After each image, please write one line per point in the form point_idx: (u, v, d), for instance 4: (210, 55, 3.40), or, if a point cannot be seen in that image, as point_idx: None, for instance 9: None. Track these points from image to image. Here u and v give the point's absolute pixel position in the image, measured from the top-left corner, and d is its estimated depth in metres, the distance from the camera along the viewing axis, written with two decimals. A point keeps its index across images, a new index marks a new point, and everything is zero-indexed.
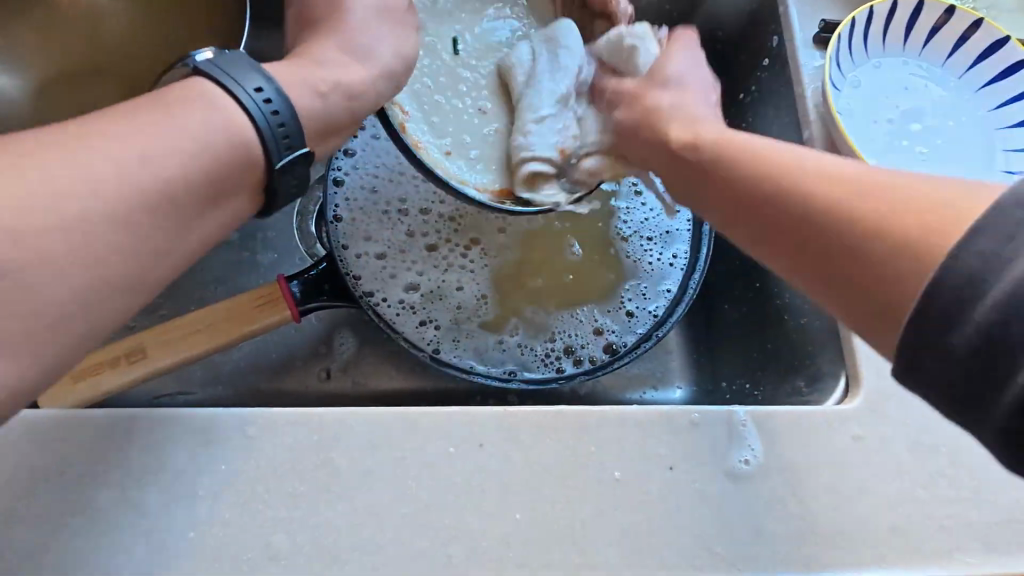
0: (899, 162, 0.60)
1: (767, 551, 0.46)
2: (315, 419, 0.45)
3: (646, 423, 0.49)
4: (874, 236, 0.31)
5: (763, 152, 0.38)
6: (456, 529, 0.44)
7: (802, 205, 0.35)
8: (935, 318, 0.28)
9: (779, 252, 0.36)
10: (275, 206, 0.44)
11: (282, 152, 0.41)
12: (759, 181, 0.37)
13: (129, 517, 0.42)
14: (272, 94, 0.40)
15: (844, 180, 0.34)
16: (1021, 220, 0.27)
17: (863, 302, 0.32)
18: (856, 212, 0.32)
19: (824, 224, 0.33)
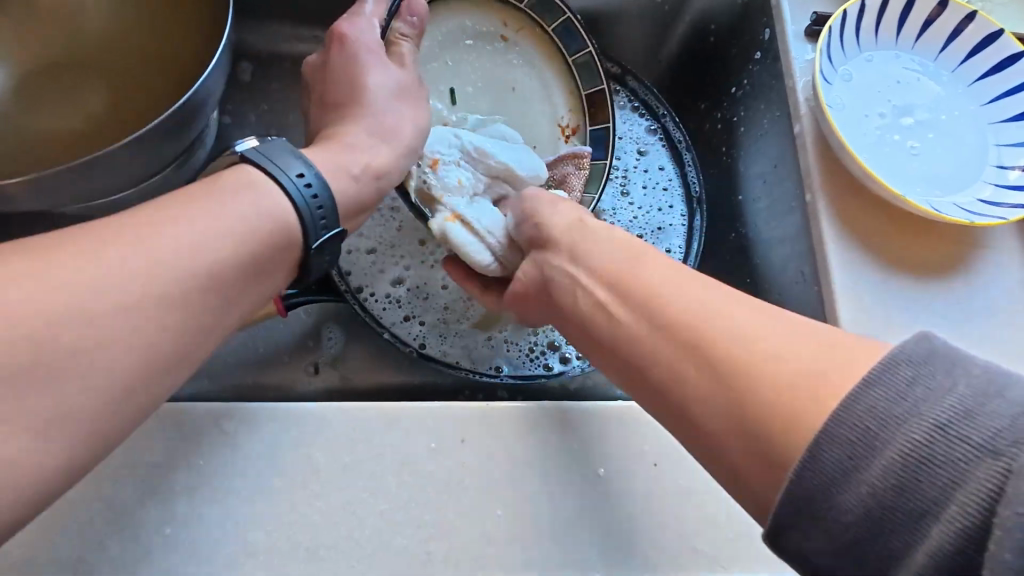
0: (890, 157, 0.60)
1: (751, 548, 0.46)
2: (295, 414, 0.45)
3: (631, 419, 0.48)
4: (758, 399, 0.33)
5: (649, 297, 0.40)
6: (437, 526, 0.43)
7: (699, 354, 0.36)
8: (820, 500, 0.30)
9: (674, 399, 0.37)
10: (307, 279, 0.46)
11: (319, 230, 0.43)
12: (658, 319, 0.38)
13: (103, 513, 0.41)
14: (314, 182, 0.43)
15: (726, 341, 0.35)
16: (889, 402, 0.29)
17: (744, 459, 0.34)
18: (742, 375, 0.34)
19: (721, 378, 0.35)
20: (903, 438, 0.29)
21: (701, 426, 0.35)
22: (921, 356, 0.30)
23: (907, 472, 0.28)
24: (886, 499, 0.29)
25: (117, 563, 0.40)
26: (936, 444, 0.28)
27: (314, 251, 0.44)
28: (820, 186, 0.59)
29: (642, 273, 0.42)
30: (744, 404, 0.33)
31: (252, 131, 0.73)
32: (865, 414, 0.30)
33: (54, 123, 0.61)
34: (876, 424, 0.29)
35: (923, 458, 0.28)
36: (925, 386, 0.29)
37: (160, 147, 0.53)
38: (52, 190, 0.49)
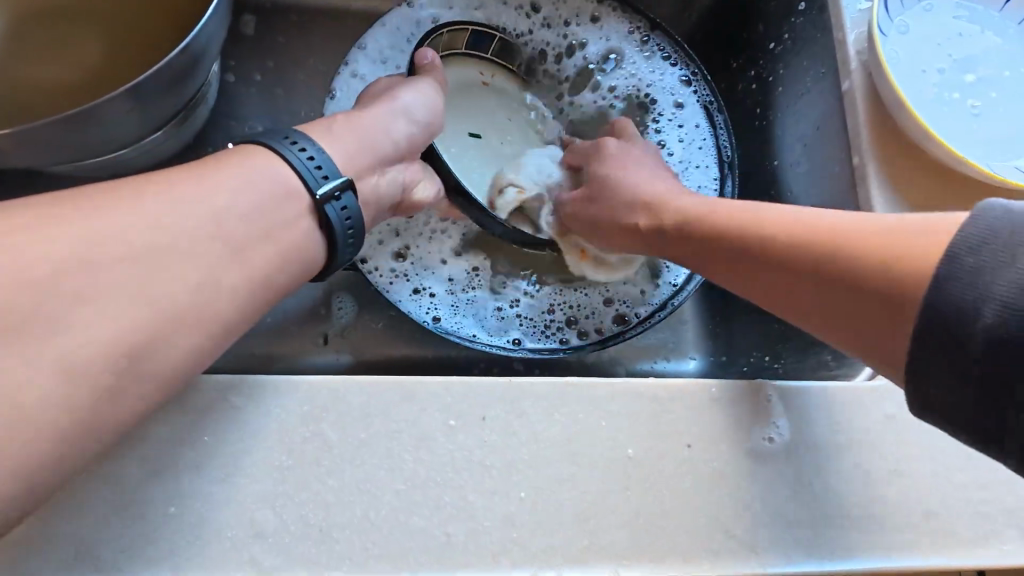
0: (947, 117, 0.55)
1: (789, 535, 0.43)
2: (304, 386, 0.42)
3: (660, 397, 0.45)
4: (850, 270, 0.36)
5: (739, 217, 0.44)
6: (456, 507, 0.41)
7: (809, 256, 0.38)
8: (953, 355, 0.31)
9: (800, 300, 0.39)
10: (337, 256, 0.45)
11: (320, 182, 0.43)
12: (759, 234, 0.42)
13: (105, 490, 0.39)
14: (310, 148, 0.43)
15: (812, 226, 0.39)
16: (980, 263, 0.31)
17: (861, 329, 0.36)
18: (828, 252, 0.37)
19: (809, 262, 0.38)
20: (985, 317, 0.30)
21: (814, 318, 0.39)
22: (992, 231, 0.31)
23: (1002, 347, 0.30)
24: (990, 367, 0.30)
25: (118, 543, 0.38)
26: (1019, 319, 0.29)
27: (320, 199, 0.42)
28: (869, 148, 0.55)
29: (729, 209, 0.45)
30: (859, 281, 0.36)
31: (256, 89, 0.68)
32: (952, 305, 0.31)
33: (43, 76, 0.57)
34: (964, 313, 0.31)
35: (1016, 331, 0.29)
36: (992, 268, 0.30)
37: (156, 100, 0.49)
38: (42, 145, 0.45)
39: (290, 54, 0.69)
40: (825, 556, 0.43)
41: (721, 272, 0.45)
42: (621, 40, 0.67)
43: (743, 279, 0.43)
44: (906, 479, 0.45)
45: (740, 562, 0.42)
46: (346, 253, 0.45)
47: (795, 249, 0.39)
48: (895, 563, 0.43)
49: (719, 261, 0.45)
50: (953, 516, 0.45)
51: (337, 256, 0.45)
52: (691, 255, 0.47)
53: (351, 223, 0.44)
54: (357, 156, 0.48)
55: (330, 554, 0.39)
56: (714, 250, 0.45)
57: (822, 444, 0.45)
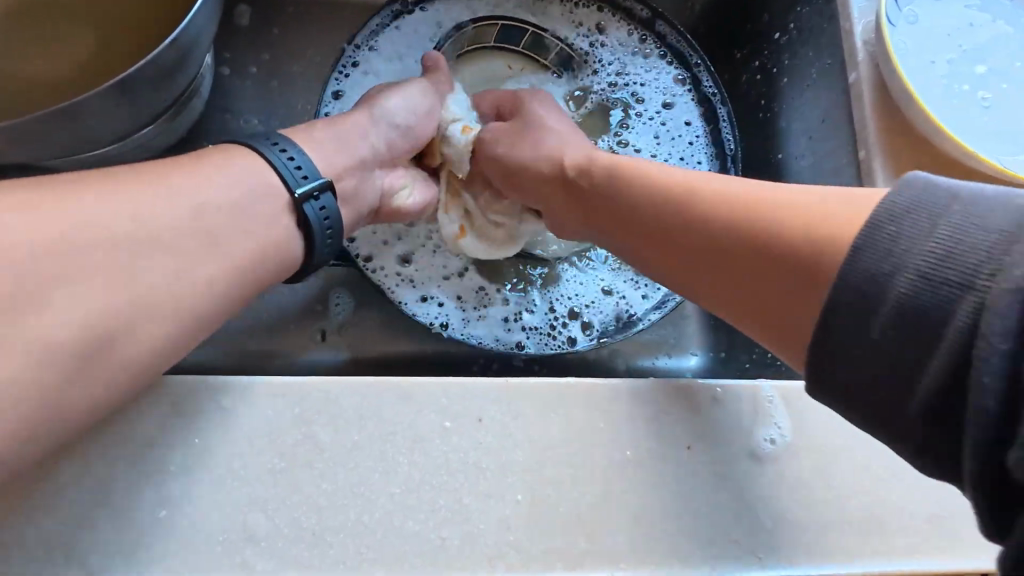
0: (957, 110, 0.53)
1: (789, 539, 0.42)
2: (297, 387, 0.41)
3: (661, 397, 0.44)
4: (761, 248, 0.36)
5: (660, 185, 0.43)
6: (452, 511, 0.40)
7: (735, 227, 0.37)
8: (844, 329, 0.30)
9: (717, 269, 0.39)
10: (314, 257, 0.45)
11: (299, 182, 0.43)
12: (678, 203, 0.41)
13: (96, 491, 0.38)
14: (293, 151, 0.44)
15: (733, 199, 0.39)
16: (891, 237, 0.30)
17: (763, 309, 0.37)
18: (746, 228, 0.37)
19: (723, 236, 0.38)
20: (897, 289, 0.29)
21: (722, 293, 0.39)
22: (912, 204, 0.30)
23: (903, 321, 0.29)
24: (888, 343, 0.29)
25: (109, 546, 0.37)
26: (926, 293, 0.28)
27: (298, 198, 0.42)
28: (876, 141, 0.53)
29: (659, 172, 0.44)
30: (771, 258, 0.36)
31: (253, 82, 0.67)
32: (859, 274, 0.30)
33: (36, 68, 0.56)
34: (875, 281, 0.30)
35: (921, 308, 0.28)
36: (908, 240, 0.29)
37: (146, 94, 0.48)
38: (31, 140, 0.45)
39: (287, 46, 0.68)
40: (826, 559, 0.42)
41: (645, 242, 0.44)
42: (621, 43, 0.65)
43: (665, 245, 0.42)
44: (910, 482, 0.44)
45: (739, 565, 0.41)
46: (325, 253, 0.45)
47: (721, 218, 0.38)
48: (898, 567, 0.42)
49: (645, 229, 0.44)
50: (958, 519, 0.44)
51: (315, 257, 0.45)
52: (619, 222, 0.46)
53: (330, 225, 0.44)
54: (342, 158, 0.49)
55: (323, 559, 0.38)
56: (641, 219, 0.44)
57: (826, 446, 0.45)
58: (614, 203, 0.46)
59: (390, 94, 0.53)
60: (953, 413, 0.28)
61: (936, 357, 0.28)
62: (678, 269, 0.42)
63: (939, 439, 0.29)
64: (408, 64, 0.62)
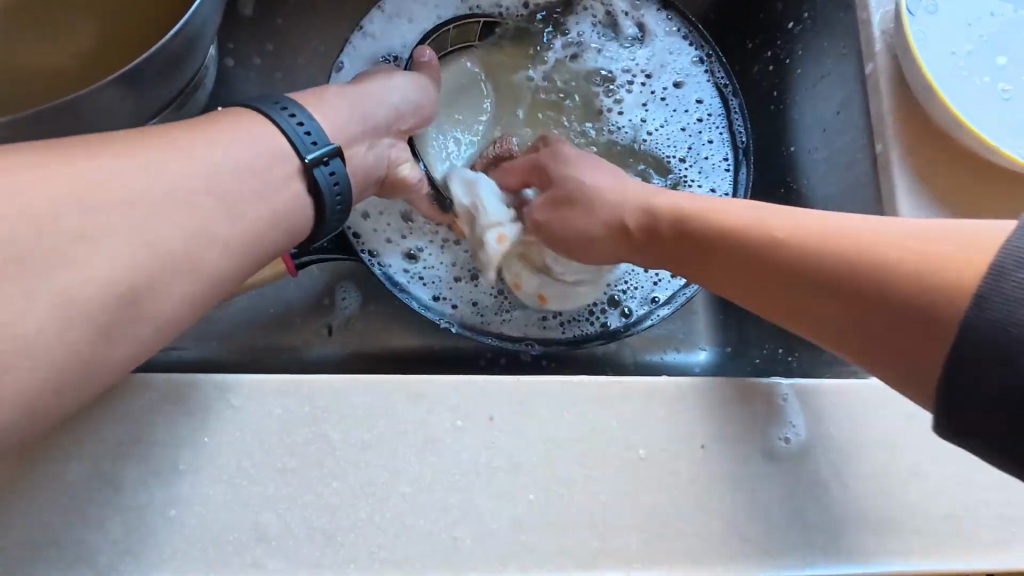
0: (976, 102, 0.52)
1: (805, 538, 0.42)
2: (306, 385, 0.41)
3: (674, 396, 0.44)
4: (891, 295, 0.34)
5: (754, 231, 0.40)
6: (464, 510, 0.40)
7: (838, 271, 0.36)
8: (990, 378, 0.30)
9: (818, 313, 0.37)
10: (325, 223, 0.45)
11: (309, 147, 0.42)
12: (783, 250, 0.39)
13: (104, 491, 0.38)
14: (300, 114, 0.43)
15: (844, 243, 0.36)
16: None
17: (897, 360, 0.34)
18: (870, 275, 0.35)
19: (844, 285, 0.36)
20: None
21: (845, 344, 0.37)
22: None
23: None
24: None
25: (119, 546, 0.37)
26: None
27: (309, 164, 0.42)
28: (893, 133, 0.52)
29: (738, 214, 0.42)
30: (901, 305, 0.33)
31: (257, 74, 0.66)
32: (985, 322, 0.30)
33: (35, 59, 0.55)
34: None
35: None
36: None
37: (149, 87, 0.47)
38: (34, 134, 0.44)
39: (291, 37, 0.67)
40: (842, 559, 0.42)
41: (733, 284, 0.42)
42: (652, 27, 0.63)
43: (754, 286, 0.41)
44: (927, 482, 0.44)
45: (754, 565, 0.41)
46: (335, 219, 0.46)
47: (820, 260, 0.37)
48: (915, 567, 0.42)
49: (748, 279, 0.41)
50: (975, 520, 0.43)
51: (325, 224, 0.45)
52: (700, 266, 0.44)
53: (339, 189, 0.44)
54: (349, 128, 0.48)
55: (335, 558, 0.38)
56: (727, 259, 0.42)
57: (841, 444, 0.44)
58: (700, 248, 0.44)
59: (392, 76, 0.53)
60: None
61: None
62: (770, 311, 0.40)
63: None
64: (417, 26, 0.62)
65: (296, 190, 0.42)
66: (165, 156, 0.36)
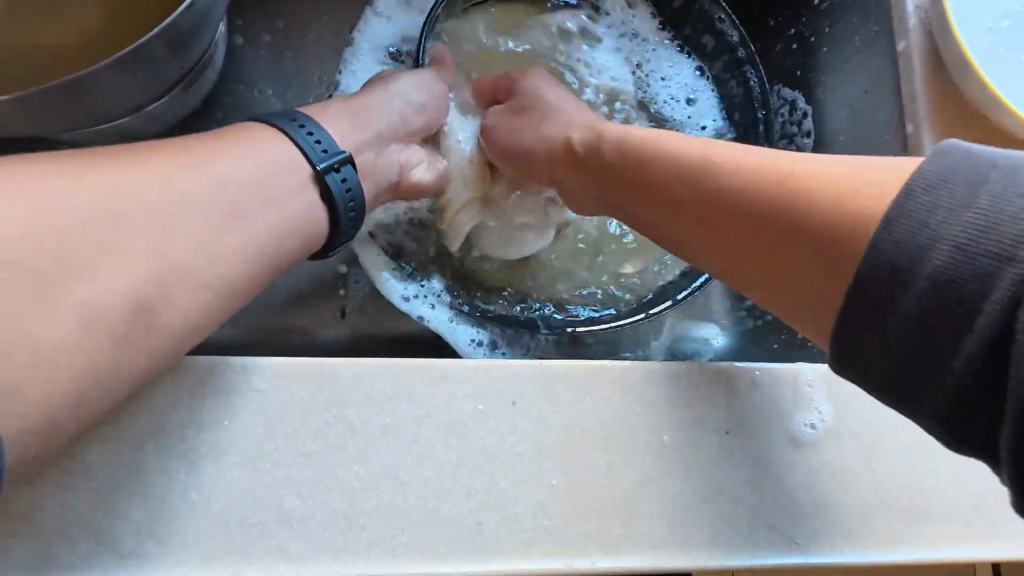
0: (1008, 80, 0.51)
1: (830, 525, 0.41)
2: (326, 369, 0.40)
3: (698, 382, 0.43)
4: (793, 221, 0.34)
5: (683, 158, 0.41)
6: (486, 494, 0.39)
7: (761, 201, 0.36)
8: (886, 302, 0.30)
9: (739, 247, 0.37)
10: (338, 235, 0.45)
11: (320, 156, 0.43)
12: (700, 178, 0.39)
13: (127, 475, 0.38)
14: (314, 127, 0.44)
15: (756, 170, 0.37)
16: (930, 209, 0.29)
17: (798, 290, 0.35)
18: (776, 201, 0.35)
19: (755, 210, 0.36)
20: (932, 260, 0.29)
21: (752, 271, 0.37)
22: (947, 174, 0.30)
23: (939, 293, 0.29)
24: (928, 316, 0.29)
25: (142, 529, 0.37)
26: (961, 270, 0.28)
27: (320, 171, 0.42)
28: (926, 114, 0.52)
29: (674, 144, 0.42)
30: (801, 232, 0.34)
31: (267, 53, 0.64)
32: (888, 244, 0.30)
33: (42, 36, 0.54)
34: (905, 247, 0.29)
35: (956, 285, 0.28)
36: (946, 208, 0.29)
37: (160, 64, 0.46)
38: (44, 113, 0.43)
39: (301, 12, 0.65)
40: (868, 546, 0.41)
41: (658, 218, 0.42)
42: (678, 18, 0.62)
43: (741, 236, 0.37)
44: (953, 469, 0.43)
45: (779, 552, 0.41)
46: (349, 231, 0.45)
47: (746, 194, 0.36)
48: (940, 554, 0.41)
49: (667, 207, 0.41)
50: (1004, 507, 0.43)
51: (340, 231, 0.44)
52: (630, 199, 0.44)
53: (353, 198, 0.44)
54: (355, 134, 0.48)
55: (358, 542, 0.38)
56: (657, 191, 0.42)
57: (866, 432, 0.43)
58: (634, 181, 0.44)
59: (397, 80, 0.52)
60: (991, 382, 0.28)
61: (971, 325, 0.28)
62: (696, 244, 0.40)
63: (972, 414, 0.29)
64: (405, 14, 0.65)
65: (311, 196, 0.42)
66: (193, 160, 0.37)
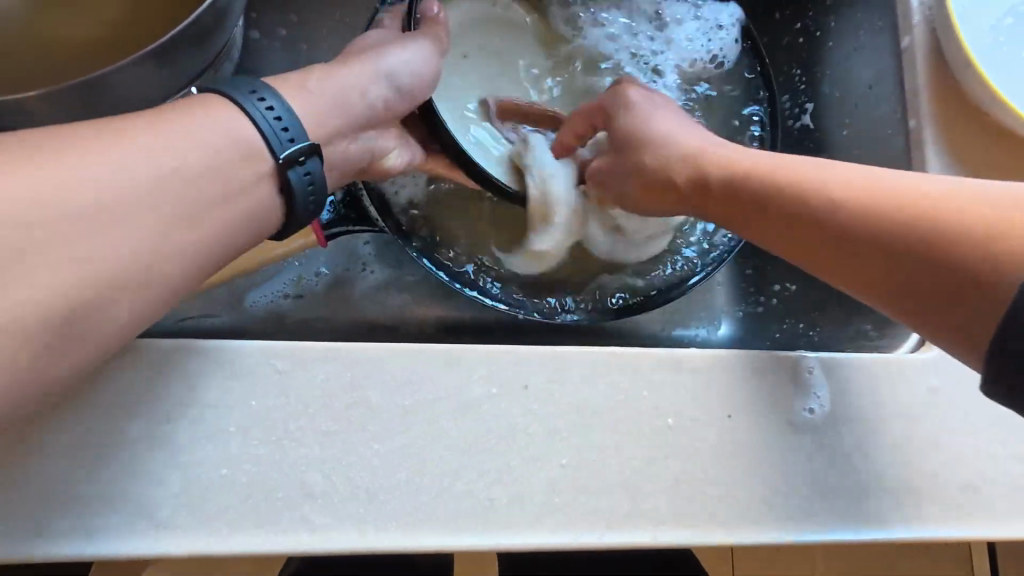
0: (1007, 78, 0.52)
1: (826, 504, 0.43)
2: (347, 353, 0.42)
3: (703, 368, 0.45)
4: (934, 249, 0.33)
5: (801, 177, 0.39)
6: (500, 472, 0.41)
7: (895, 224, 0.35)
8: None
9: (863, 268, 0.36)
10: (293, 227, 0.44)
11: (284, 145, 0.40)
12: (824, 198, 0.38)
13: (161, 451, 0.40)
14: (276, 105, 0.40)
15: (882, 195, 0.36)
16: None
17: (940, 317, 0.34)
18: (912, 227, 0.34)
19: (883, 233, 0.35)
20: None
21: (885, 294, 0.36)
22: None
23: None
24: None
25: (176, 499, 0.39)
26: None
27: (282, 164, 0.40)
28: (927, 111, 0.53)
29: (782, 163, 0.41)
30: (949, 258, 0.33)
31: (283, 45, 0.65)
32: None
33: (66, 29, 0.55)
34: None
35: None
36: None
37: (182, 57, 0.48)
38: (74, 105, 0.44)
39: (317, 5, 0.66)
40: (862, 525, 0.43)
41: (771, 236, 0.41)
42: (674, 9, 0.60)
43: (837, 251, 0.37)
44: (946, 452, 0.45)
45: (776, 528, 0.43)
46: (308, 219, 0.44)
47: (878, 216, 0.35)
48: (931, 532, 0.43)
49: (788, 231, 0.39)
50: (993, 490, 0.45)
51: (297, 220, 0.43)
52: (733, 212, 0.43)
53: (313, 191, 0.42)
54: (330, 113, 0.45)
55: (377, 515, 0.40)
56: (763, 208, 0.40)
57: (864, 416, 0.45)
58: (737, 201, 0.42)
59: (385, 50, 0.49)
60: None
61: None
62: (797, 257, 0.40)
63: None
64: None
65: (269, 190, 0.40)
66: (190, 138, 0.36)
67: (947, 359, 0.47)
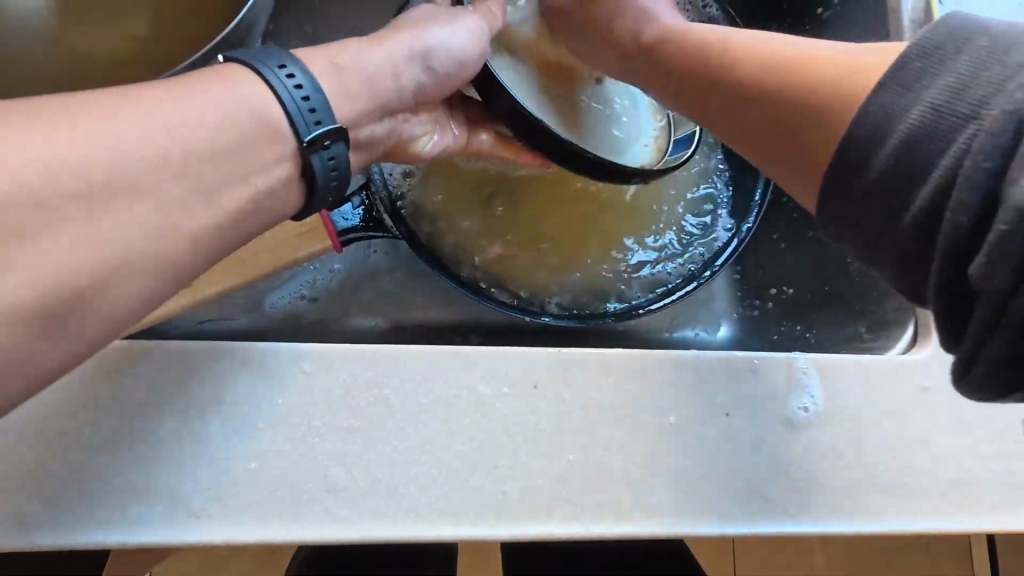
0: None
1: (819, 497, 0.46)
2: (368, 355, 0.45)
3: (703, 370, 0.47)
4: (798, 94, 0.37)
5: (709, 38, 0.44)
6: (511, 468, 0.44)
7: (772, 75, 0.38)
8: (853, 156, 0.32)
9: (744, 121, 0.40)
10: (312, 208, 0.42)
11: (310, 127, 0.38)
12: (720, 55, 0.42)
13: (194, 447, 0.42)
14: (302, 81, 0.38)
15: (772, 53, 0.39)
16: (916, 72, 0.31)
17: (797, 158, 0.37)
18: (784, 78, 0.37)
19: (758, 82, 0.39)
20: (906, 123, 0.30)
21: (762, 145, 0.40)
22: (948, 40, 0.31)
23: (903, 152, 0.30)
24: (892, 176, 0.31)
25: (208, 492, 0.42)
26: (933, 130, 0.30)
27: (307, 147, 0.38)
28: None
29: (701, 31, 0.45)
30: (808, 101, 0.36)
31: None
32: (872, 106, 0.32)
33: (94, 45, 0.58)
34: (885, 113, 0.31)
35: (925, 146, 0.30)
36: (932, 75, 0.30)
37: None
38: None
39: (331, 18, 0.68)
40: (853, 516, 0.46)
41: (677, 91, 0.46)
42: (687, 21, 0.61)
43: (726, 105, 0.41)
44: (934, 449, 0.47)
45: (771, 519, 0.45)
46: (325, 202, 0.42)
47: (760, 70, 0.39)
48: (919, 524, 0.46)
49: (693, 86, 0.44)
50: (979, 485, 0.47)
51: (315, 204, 0.42)
52: (651, 73, 0.48)
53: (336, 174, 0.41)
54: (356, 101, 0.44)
55: (396, 508, 0.43)
56: (672, 66, 0.46)
57: (856, 415, 0.48)
58: (655, 61, 0.47)
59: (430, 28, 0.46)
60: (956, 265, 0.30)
61: (929, 184, 0.30)
62: (721, 126, 0.43)
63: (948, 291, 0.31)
64: None
65: (288, 173, 0.38)
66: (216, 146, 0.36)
67: (935, 360, 0.49)
